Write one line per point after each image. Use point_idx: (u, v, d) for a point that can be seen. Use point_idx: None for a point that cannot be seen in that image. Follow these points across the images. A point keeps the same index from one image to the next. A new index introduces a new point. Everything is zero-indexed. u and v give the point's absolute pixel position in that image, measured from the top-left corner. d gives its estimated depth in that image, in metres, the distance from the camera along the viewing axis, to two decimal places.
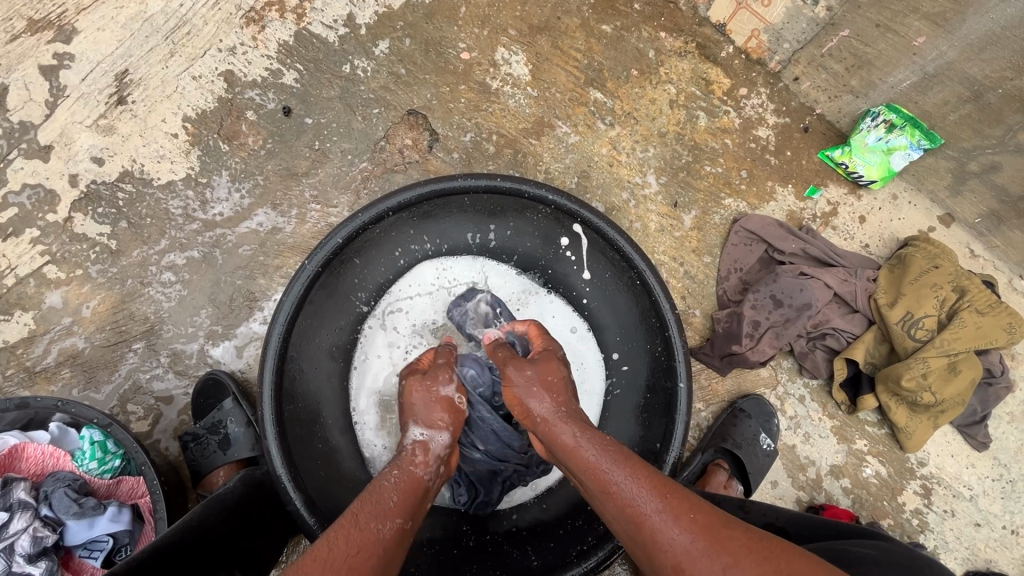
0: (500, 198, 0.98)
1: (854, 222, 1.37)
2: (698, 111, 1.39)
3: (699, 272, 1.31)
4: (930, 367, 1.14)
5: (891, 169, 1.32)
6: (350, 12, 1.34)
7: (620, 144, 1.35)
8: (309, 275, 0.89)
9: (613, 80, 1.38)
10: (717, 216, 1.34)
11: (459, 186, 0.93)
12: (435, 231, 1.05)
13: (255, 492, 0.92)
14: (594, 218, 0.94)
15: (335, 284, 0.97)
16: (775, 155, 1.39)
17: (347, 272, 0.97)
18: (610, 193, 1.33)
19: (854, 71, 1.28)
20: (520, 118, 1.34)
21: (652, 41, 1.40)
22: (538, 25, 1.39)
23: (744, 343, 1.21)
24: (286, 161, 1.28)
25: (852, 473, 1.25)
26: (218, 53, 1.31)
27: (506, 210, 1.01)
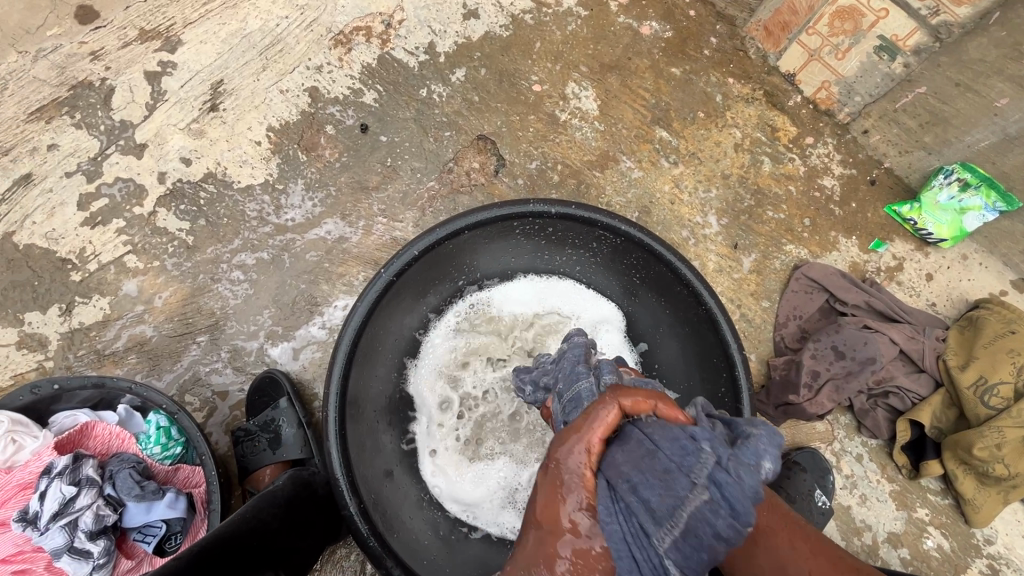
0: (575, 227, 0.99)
1: (921, 279, 1.33)
2: (762, 156, 1.40)
3: (757, 316, 1.29)
4: (1005, 438, 1.08)
5: (963, 229, 1.29)
6: (431, 41, 1.42)
7: (682, 183, 1.37)
8: (381, 284, 0.90)
9: (679, 121, 1.41)
10: (778, 261, 1.33)
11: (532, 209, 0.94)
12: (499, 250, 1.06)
13: (301, 492, 0.91)
14: (666, 252, 0.94)
15: (403, 294, 0.98)
16: (839, 206, 1.38)
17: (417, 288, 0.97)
18: (670, 230, 1.34)
19: (929, 128, 1.27)
20: (585, 150, 1.38)
21: (720, 86, 1.44)
22: (609, 64, 1.44)
23: (802, 393, 1.17)
24: (359, 174, 1.33)
25: (912, 544, 1.18)
26: (306, 70, 1.39)
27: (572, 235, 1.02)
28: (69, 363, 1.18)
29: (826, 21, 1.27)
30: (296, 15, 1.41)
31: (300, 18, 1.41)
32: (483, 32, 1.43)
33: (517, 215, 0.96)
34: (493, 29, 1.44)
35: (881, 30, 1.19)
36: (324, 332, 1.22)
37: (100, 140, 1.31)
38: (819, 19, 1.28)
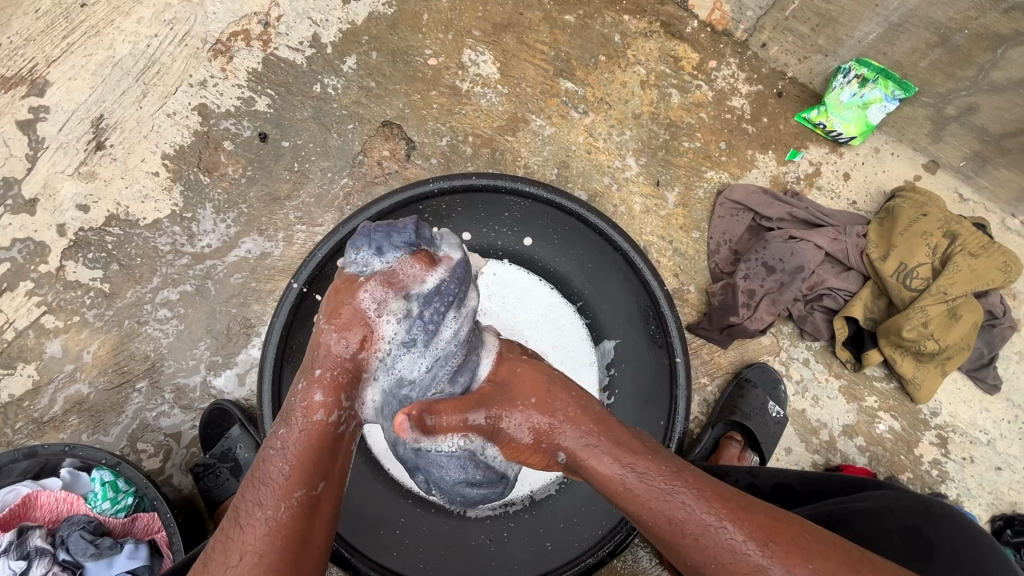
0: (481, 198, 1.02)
1: (839, 180, 1.37)
2: (670, 88, 1.39)
3: (689, 248, 1.31)
4: (930, 315, 1.13)
5: (869, 123, 1.32)
6: (315, 33, 1.36)
7: (595, 131, 1.36)
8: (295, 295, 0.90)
9: (582, 69, 1.40)
10: (701, 190, 1.34)
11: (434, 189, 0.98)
12: None
13: None
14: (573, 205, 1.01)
15: None
16: (751, 123, 1.39)
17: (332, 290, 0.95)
18: (591, 180, 1.33)
19: (820, 30, 1.28)
20: (493, 116, 1.35)
21: (616, 25, 1.42)
22: (502, 23, 1.41)
23: (741, 313, 1.21)
24: (268, 186, 1.29)
25: (866, 431, 1.24)
26: (190, 88, 1.32)
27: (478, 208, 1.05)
28: (9, 438, 1.14)
29: None
30: (166, 31, 1.34)
31: (171, 33, 1.34)
32: (367, 13, 1.38)
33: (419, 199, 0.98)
34: (376, 8, 1.38)
35: None
36: None
37: None
38: None
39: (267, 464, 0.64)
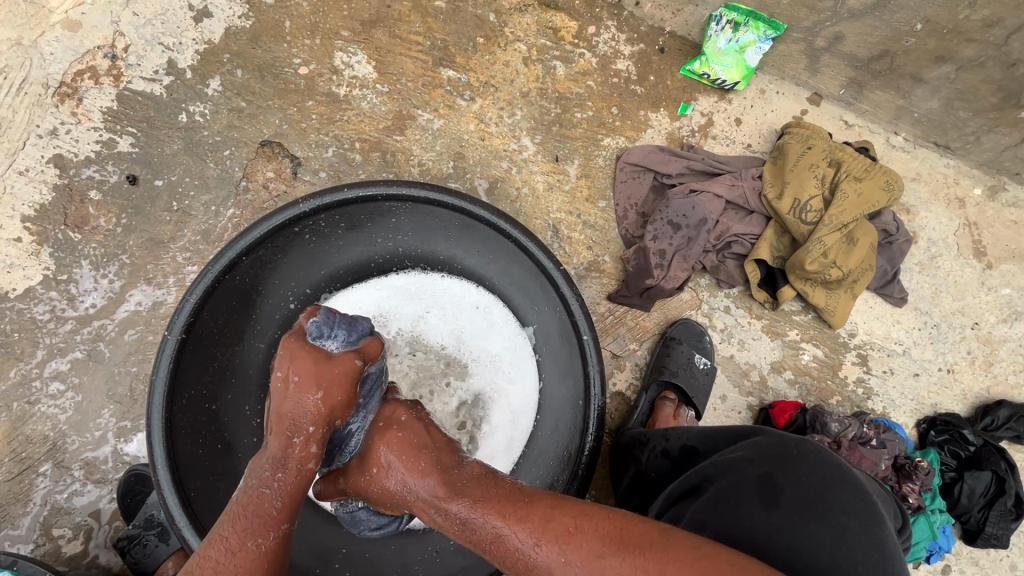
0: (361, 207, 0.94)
1: (732, 126, 1.38)
2: (553, 61, 1.37)
3: (598, 218, 1.31)
4: (827, 245, 1.16)
5: (748, 67, 1.34)
6: (169, 59, 1.27)
7: (486, 116, 1.33)
8: (172, 349, 0.81)
9: (462, 55, 1.35)
10: (601, 158, 1.33)
11: (302, 210, 0.88)
12: (310, 255, 0.99)
13: None
14: (455, 199, 0.92)
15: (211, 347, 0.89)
16: (639, 83, 1.38)
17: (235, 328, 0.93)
18: (490, 167, 1.30)
19: None
20: (377, 118, 1.30)
21: (489, 4, 1.38)
22: (370, 19, 1.34)
23: (655, 274, 1.23)
24: (148, 231, 1.20)
25: (793, 364, 1.28)
26: (39, 140, 1.21)
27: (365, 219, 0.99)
28: None
29: None
30: None
31: (5, 83, 1.21)
32: (223, 29, 1.29)
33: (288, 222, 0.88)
34: (232, 23, 1.30)
35: None
36: None
37: None
38: None
39: (259, 499, 0.64)
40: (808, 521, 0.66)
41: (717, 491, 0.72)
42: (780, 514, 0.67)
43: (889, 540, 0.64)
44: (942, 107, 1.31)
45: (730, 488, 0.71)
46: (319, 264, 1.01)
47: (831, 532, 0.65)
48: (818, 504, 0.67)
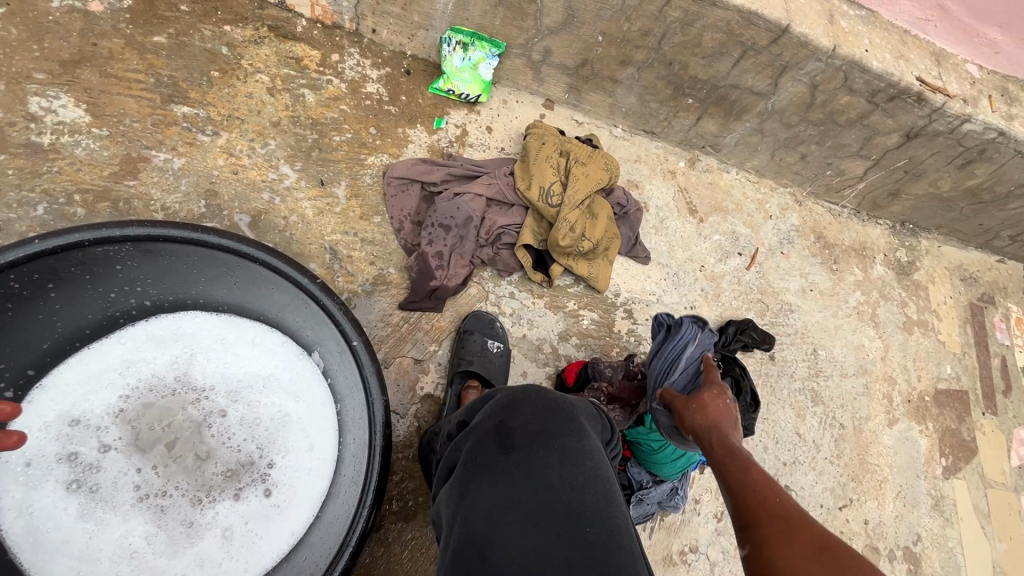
0: (74, 263, 0.87)
1: (485, 134, 1.54)
2: (301, 89, 1.38)
3: (376, 233, 1.34)
4: (572, 221, 1.36)
5: (485, 81, 1.51)
6: None
7: (236, 149, 1.27)
8: None
9: (196, 89, 1.28)
10: (367, 176, 1.37)
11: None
12: (32, 329, 0.91)
13: None
14: (186, 233, 0.90)
15: None
16: (392, 104, 1.46)
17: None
18: (250, 201, 1.25)
19: (410, 8, 1.39)
20: (100, 164, 1.16)
21: (219, 37, 1.34)
22: (71, 58, 1.20)
23: (439, 275, 1.30)
24: None
25: (577, 330, 1.46)
26: None
27: (85, 271, 0.90)
28: None
29: None
30: None
31: None
32: None
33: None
34: None
35: None
36: None
37: None
38: None
39: None
40: (538, 452, 0.79)
41: (467, 458, 0.80)
42: (516, 455, 0.79)
43: (587, 436, 0.83)
44: (638, 101, 1.63)
45: (475, 453, 0.80)
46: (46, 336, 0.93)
47: (556, 454, 0.79)
48: (547, 434, 0.81)
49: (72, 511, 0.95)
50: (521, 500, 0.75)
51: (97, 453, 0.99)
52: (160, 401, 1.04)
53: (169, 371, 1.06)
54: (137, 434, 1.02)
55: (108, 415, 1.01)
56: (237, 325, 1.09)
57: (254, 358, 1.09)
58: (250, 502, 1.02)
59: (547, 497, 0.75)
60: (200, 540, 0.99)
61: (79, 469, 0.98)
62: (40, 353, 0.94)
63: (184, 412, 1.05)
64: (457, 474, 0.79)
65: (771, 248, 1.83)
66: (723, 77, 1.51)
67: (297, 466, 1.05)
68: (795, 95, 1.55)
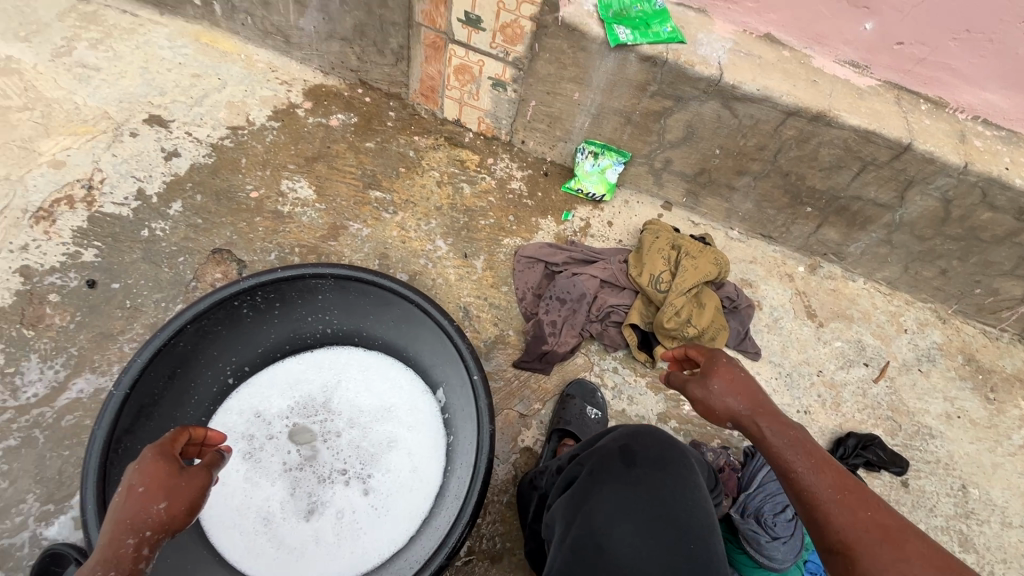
0: (292, 288, 1.18)
1: (606, 227, 1.76)
2: (461, 183, 1.74)
3: (502, 300, 1.57)
4: (679, 307, 1.46)
5: (610, 183, 1.76)
6: (139, 188, 1.55)
7: (407, 225, 1.64)
8: (117, 401, 0.99)
9: (387, 180, 1.70)
10: (502, 253, 1.64)
11: (241, 284, 1.11)
12: (250, 332, 1.21)
13: None
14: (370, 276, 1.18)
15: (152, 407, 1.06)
16: (530, 198, 1.76)
17: (179, 397, 1.12)
18: (410, 264, 1.58)
19: (554, 126, 1.72)
20: (315, 228, 1.58)
21: (410, 144, 1.78)
22: (313, 156, 1.70)
23: (551, 341, 1.47)
24: (99, 326, 1.35)
25: (676, 414, 1.49)
26: (10, 254, 1.40)
27: (297, 295, 1.20)
28: None
29: (453, 78, 1.69)
30: None
31: None
32: (189, 165, 1.61)
33: (226, 294, 1.10)
34: (197, 160, 1.62)
35: (487, 74, 1.63)
36: None
37: None
38: (449, 78, 1.69)
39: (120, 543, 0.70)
40: (657, 473, 0.88)
41: (592, 468, 0.90)
42: (638, 471, 0.88)
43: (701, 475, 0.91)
44: (755, 207, 1.73)
45: (600, 465, 0.90)
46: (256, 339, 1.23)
47: (673, 479, 0.88)
48: (665, 460, 0.90)
49: (236, 476, 1.17)
50: (637, 507, 0.84)
51: (264, 435, 1.22)
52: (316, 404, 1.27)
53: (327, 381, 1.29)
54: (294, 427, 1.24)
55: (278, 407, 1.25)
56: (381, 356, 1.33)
57: (389, 384, 1.31)
58: (365, 497, 1.19)
59: (668, 516, 0.84)
60: (322, 519, 1.16)
61: (248, 442, 1.20)
62: (249, 356, 1.25)
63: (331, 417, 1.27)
64: (580, 481, 0.90)
65: (906, 363, 1.71)
66: (843, 188, 1.57)
67: (406, 482, 1.21)
68: (926, 209, 1.54)
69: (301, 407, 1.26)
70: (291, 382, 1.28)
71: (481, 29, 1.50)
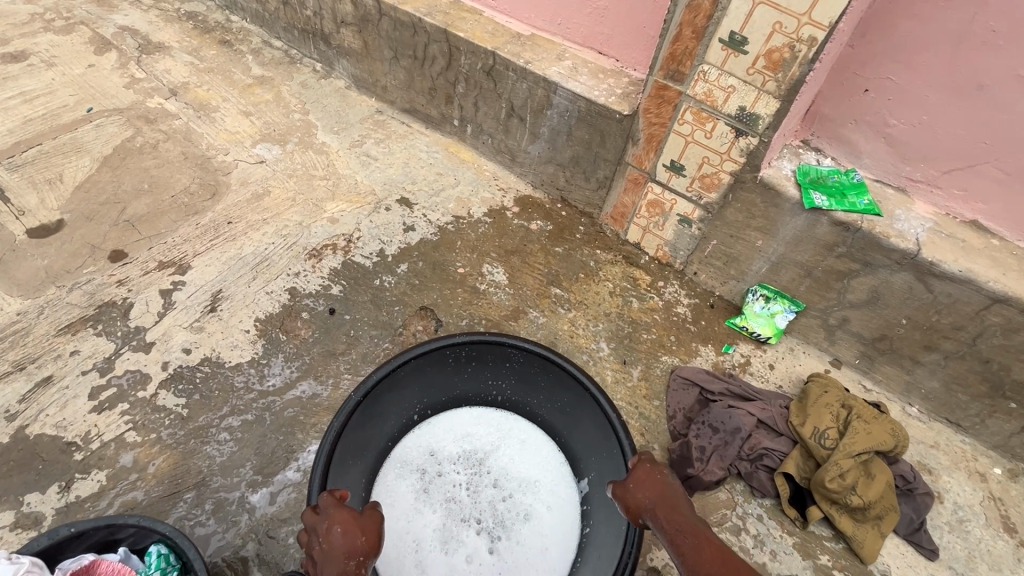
0: (491, 353, 1.45)
1: (766, 369, 1.77)
2: (631, 298, 1.92)
3: (652, 413, 1.64)
4: (845, 469, 1.39)
5: (778, 328, 1.80)
6: (381, 248, 1.98)
7: (577, 323, 1.83)
8: (353, 403, 1.29)
9: (567, 281, 1.94)
10: (659, 369, 1.74)
11: (456, 337, 1.41)
12: (448, 379, 1.48)
13: None
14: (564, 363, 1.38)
15: (372, 414, 1.36)
16: (693, 324, 1.86)
17: (386, 415, 1.42)
18: (574, 357, 1.75)
19: (729, 265, 1.84)
20: (502, 308, 1.84)
21: (592, 256, 2.03)
22: (512, 250, 2.02)
23: (697, 466, 1.47)
24: (328, 345, 1.70)
25: None
26: (287, 276, 1.86)
27: (492, 359, 1.47)
28: None
29: (644, 209, 1.94)
30: (280, 241, 1.96)
31: (283, 242, 1.96)
32: (419, 238, 2.02)
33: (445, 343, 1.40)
34: (425, 235, 2.04)
35: (677, 210, 1.85)
36: (298, 474, 1.43)
37: (116, 342, 1.64)
38: (640, 208, 1.95)
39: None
40: None
41: None
42: None
43: None
44: (943, 387, 1.62)
45: None
46: (449, 388, 1.49)
47: None
48: None
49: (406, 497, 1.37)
50: None
51: (434, 470, 1.41)
52: (478, 458, 1.44)
53: (489, 442, 1.47)
54: (456, 472, 1.42)
55: (447, 448, 1.45)
56: (535, 435, 1.48)
57: (539, 462, 1.44)
58: (495, 556, 1.31)
59: None
60: (456, 562, 1.30)
61: (421, 472, 1.41)
62: (436, 400, 1.50)
63: (486, 473, 1.42)
64: None
65: None
66: None
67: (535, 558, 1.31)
68: None
69: (466, 457, 1.44)
70: (463, 432, 1.48)
71: (683, 175, 1.74)
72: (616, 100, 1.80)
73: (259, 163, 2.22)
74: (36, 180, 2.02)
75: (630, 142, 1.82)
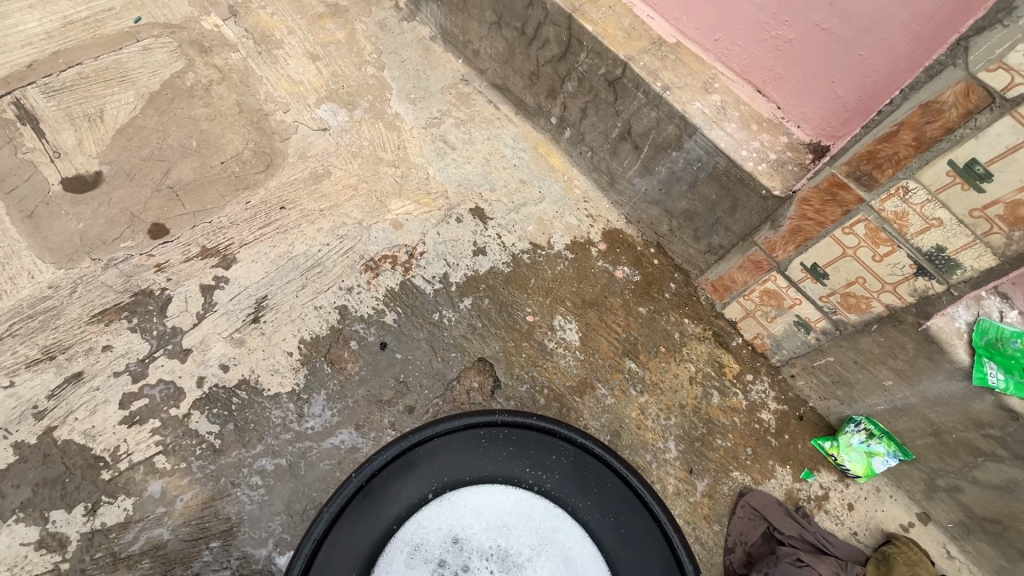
0: (529, 441, 1.03)
1: (844, 508, 1.58)
2: (712, 389, 1.69)
3: (709, 539, 1.50)
4: None
5: (873, 469, 1.58)
6: (446, 272, 1.74)
7: (647, 410, 1.63)
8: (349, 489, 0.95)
9: (645, 354, 1.71)
10: (726, 486, 1.56)
11: (495, 415, 1.04)
12: (466, 467, 1.00)
13: None
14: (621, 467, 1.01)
15: (373, 502, 0.96)
16: (775, 437, 1.65)
17: (375, 506, 0.96)
18: (636, 454, 1.57)
19: (838, 385, 1.58)
20: (568, 376, 1.64)
21: (678, 325, 1.77)
22: (589, 300, 1.77)
23: None
24: (374, 388, 1.55)
25: None
26: (339, 291, 1.66)
27: (536, 447, 1.03)
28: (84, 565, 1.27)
29: (756, 294, 1.64)
30: (336, 242, 1.73)
31: (339, 245, 1.73)
32: (489, 266, 1.78)
33: (480, 417, 1.04)
34: (496, 264, 1.78)
35: (798, 311, 1.55)
36: None
37: (150, 343, 1.51)
38: (752, 291, 1.65)
39: None
40: None
41: None
42: None
43: None
44: None
45: None
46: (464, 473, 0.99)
47: None
48: None
49: None
50: None
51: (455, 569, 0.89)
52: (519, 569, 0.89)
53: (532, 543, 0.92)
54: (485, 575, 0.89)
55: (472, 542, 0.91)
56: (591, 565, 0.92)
57: None
58: None
59: None
60: None
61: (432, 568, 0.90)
62: (458, 476, 0.99)
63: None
64: None
65: None
66: None
67: None
68: None
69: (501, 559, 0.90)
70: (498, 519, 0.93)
71: (821, 282, 1.43)
72: (766, 169, 1.44)
73: (321, 131, 1.92)
74: (74, 114, 1.78)
75: (767, 223, 1.48)
